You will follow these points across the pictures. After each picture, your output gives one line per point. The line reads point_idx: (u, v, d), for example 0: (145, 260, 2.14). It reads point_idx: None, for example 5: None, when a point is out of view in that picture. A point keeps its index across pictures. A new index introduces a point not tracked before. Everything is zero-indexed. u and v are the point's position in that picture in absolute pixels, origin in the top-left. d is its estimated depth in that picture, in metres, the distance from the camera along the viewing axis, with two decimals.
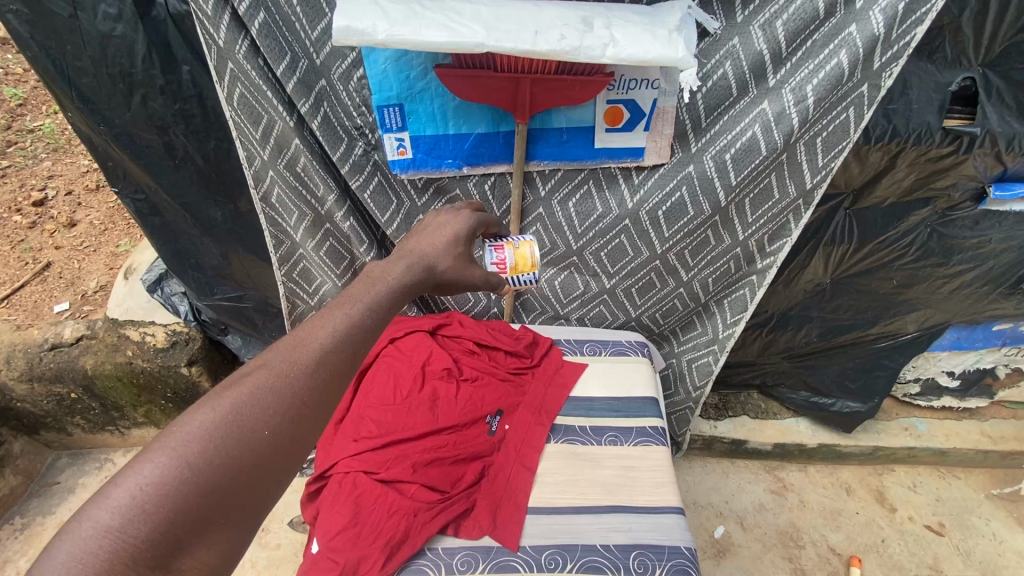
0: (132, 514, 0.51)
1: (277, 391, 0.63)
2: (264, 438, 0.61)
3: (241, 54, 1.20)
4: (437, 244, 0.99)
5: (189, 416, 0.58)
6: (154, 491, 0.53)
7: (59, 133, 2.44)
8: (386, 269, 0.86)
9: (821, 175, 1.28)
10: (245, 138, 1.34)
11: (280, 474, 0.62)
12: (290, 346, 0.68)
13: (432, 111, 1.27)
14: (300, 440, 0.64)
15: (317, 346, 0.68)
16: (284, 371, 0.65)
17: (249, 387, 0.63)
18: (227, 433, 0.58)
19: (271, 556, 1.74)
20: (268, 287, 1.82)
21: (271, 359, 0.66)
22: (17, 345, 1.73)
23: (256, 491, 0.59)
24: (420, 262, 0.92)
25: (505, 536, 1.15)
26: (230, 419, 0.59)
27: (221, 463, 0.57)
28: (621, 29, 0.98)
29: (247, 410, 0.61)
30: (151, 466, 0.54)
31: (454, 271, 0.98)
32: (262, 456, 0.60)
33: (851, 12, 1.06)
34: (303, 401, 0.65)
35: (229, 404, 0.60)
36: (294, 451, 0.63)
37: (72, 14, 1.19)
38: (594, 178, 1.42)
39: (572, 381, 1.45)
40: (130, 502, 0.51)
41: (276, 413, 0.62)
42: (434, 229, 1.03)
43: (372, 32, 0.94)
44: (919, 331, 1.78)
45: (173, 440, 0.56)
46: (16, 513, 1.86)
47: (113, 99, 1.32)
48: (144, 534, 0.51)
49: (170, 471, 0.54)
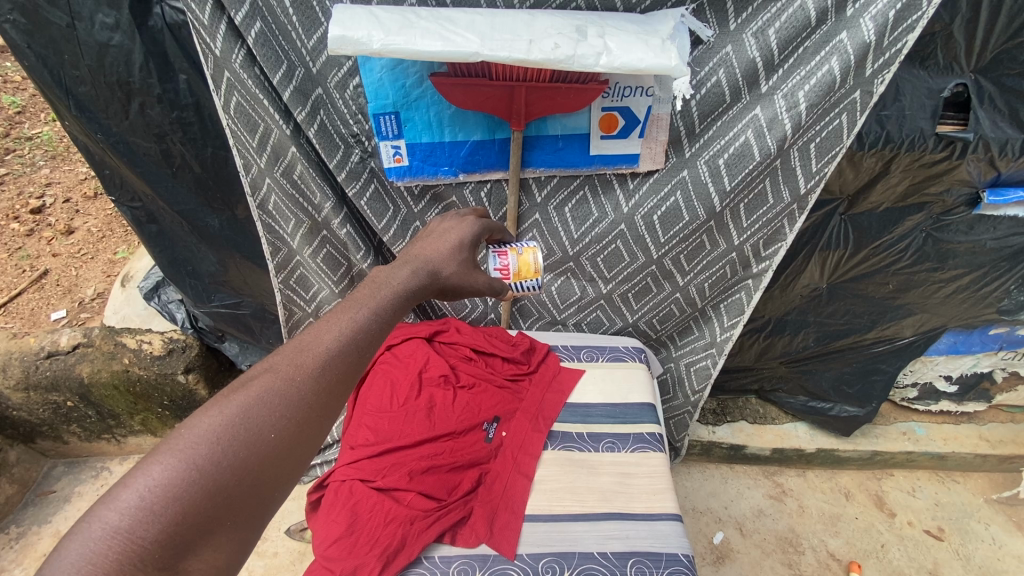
0: (140, 515, 0.51)
1: (283, 395, 0.63)
2: (270, 441, 0.60)
3: (237, 63, 1.20)
4: (440, 250, 0.99)
5: (198, 418, 0.58)
6: (162, 493, 0.52)
7: (59, 141, 2.45)
8: (390, 274, 0.85)
9: (814, 179, 1.29)
10: (242, 146, 1.34)
11: (285, 478, 0.61)
12: (295, 350, 0.68)
13: (428, 118, 1.27)
14: (306, 445, 0.63)
15: (321, 350, 0.68)
16: (289, 375, 0.65)
17: (255, 391, 0.62)
18: (235, 436, 0.58)
19: (268, 564, 1.73)
20: (265, 294, 1.82)
21: (276, 364, 0.66)
22: (13, 353, 1.72)
23: (260, 495, 0.59)
24: (424, 267, 0.92)
25: (503, 544, 1.15)
26: (237, 421, 0.59)
27: (228, 465, 0.57)
28: (616, 38, 0.98)
29: (254, 413, 0.61)
30: (159, 467, 0.53)
31: (459, 277, 0.98)
32: (268, 460, 0.60)
33: (841, 20, 1.07)
34: (309, 405, 0.64)
35: (237, 406, 0.60)
36: (299, 455, 0.63)
37: (70, 24, 1.19)
38: (590, 184, 1.42)
39: (569, 387, 1.46)
40: (138, 504, 0.51)
41: (281, 416, 0.62)
42: (434, 235, 1.04)
43: (367, 41, 0.94)
44: (916, 335, 1.78)
45: (182, 442, 0.56)
46: (12, 522, 1.85)
47: (111, 107, 1.32)
48: (152, 535, 0.51)
49: (177, 473, 0.54)
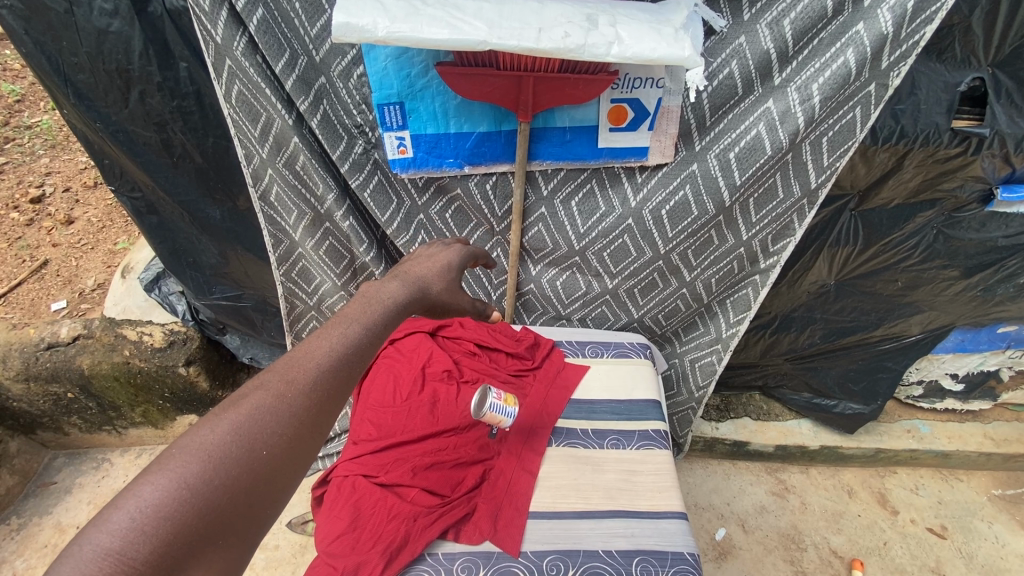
0: (131, 537, 0.46)
1: (277, 410, 0.59)
2: (262, 458, 0.56)
3: (239, 51, 1.18)
4: (430, 268, 0.97)
5: (190, 435, 0.54)
6: (153, 514, 0.48)
7: (58, 130, 2.42)
8: (381, 286, 0.81)
9: (826, 174, 1.26)
10: (244, 135, 1.32)
11: (278, 496, 0.57)
12: (287, 364, 0.63)
13: (433, 109, 1.25)
14: (301, 461, 0.59)
15: (314, 364, 0.63)
16: (281, 390, 0.60)
17: (249, 407, 0.58)
18: (226, 454, 0.54)
19: (269, 557, 1.73)
20: (267, 287, 1.81)
21: (270, 379, 0.61)
22: (13, 344, 1.72)
23: (253, 514, 0.54)
24: (413, 282, 0.89)
25: (506, 541, 1.13)
26: (229, 439, 0.55)
27: (221, 484, 0.52)
28: (627, 27, 0.95)
29: (247, 430, 0.56)
30: (150, 487, 0.49)
31: (447, 294, 0.95)
32: (262, 477, 0.55)
33: (858, 10, 1.05)
34: (301, 421, 0.60)
35: (229, 424, 0.56)
36: (292, 472, 0.58)
37: (68, 9, 1.17)
38: (597, 177, 1.40)
39: (574, 383, 1.44)
40: (128, 526, 0.46)
41: (275, 433, 0.57)
42: (424, 258, 1.01)
43: (372, 29, 0.91)
44: (924, 333, 1.76)
45: (172, 462, 0.51)
46: (14, 513, 1.85)
47: (111, 95, 1.30)
48: (143, 557, 0.46)
49: (169, 493, 0.49)
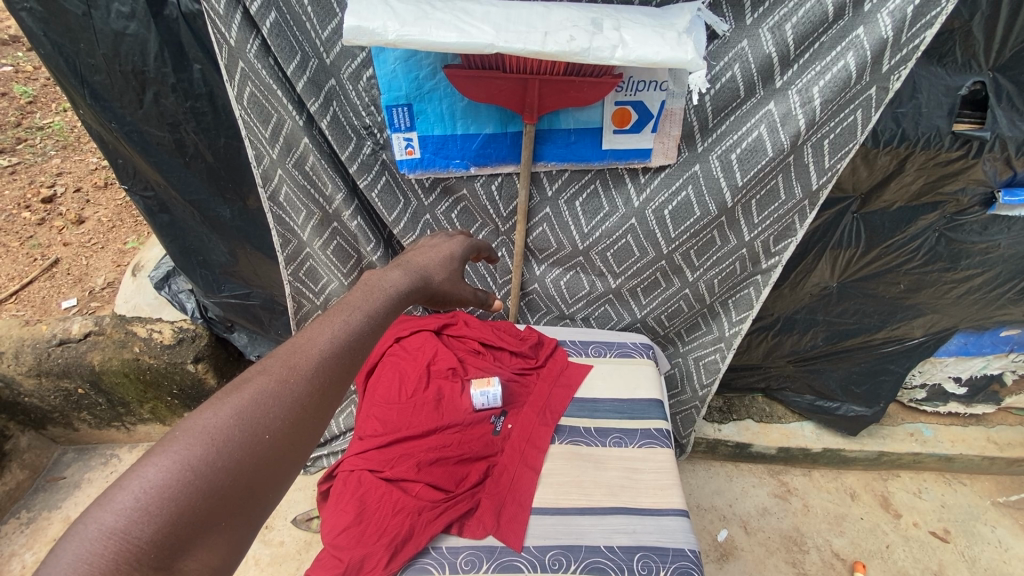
0: (136, 516, 0.47)
1: (278, 395, 0.60)
2: (264, 442, 0.56)
3: (252, 53, 1.20)
4: (433, 258, 0.99)
5: (192, 420, 0.54)
6: (158, 494, 0.49)
7: (69, 131, 2.47)
8: (383, 276, 0.83)
9: (827, 176, 1.28)
10: (255, 137, 1.35)
11: (280, 478, 0.57)
12: (288, 352, 0.64)
13: (440, 111, 1.27)
14: (300, 445, 0.59)
15: (315, 352, 0.65)
16: (282, 376, 0.61)
17: (250, 393, 0.59)
18: (230, 437, 0.55)
19: (274, 553, 1.75)
20: (275, 285, 1.83)
21: (270, 365, 0.62)
22: (26, 340, 1.75)
23: (254, 494, 0.55)
24: (416, 271, 0.90)
25: (509, 536, 1.15)
26: (232, 423, 0.56)
27: (223, 467, 0.53)
28: (631, 31, 0.97)
29: (249, 414, 0.57)
30: (154, 469, 0.50)
31: (448, 284, 0.97)
32: (263, 461, 0.56)
33: (859, 15, 1.07)
34: (303, 406, 0.61)
35: (231, 408, 0.57)
36: (294, 456, 0.59)
37: (86, 12, 1.20)
38: (601, 178, 1.42)
39: (578, 382, 1.46)
40: (133, 505, 0.47)
41: (276, 418, 0.58)
42: (426, 247, 1.04)
43: (383, 32, 0.94)
44: (927, 335, 1.77)
45: (177, 444, 0.52)
46: (22, 507, 1.87)
47: (126, 96, 1.33)
48: (148, 535, 0.47)
49: (173, 474, 0.50)
